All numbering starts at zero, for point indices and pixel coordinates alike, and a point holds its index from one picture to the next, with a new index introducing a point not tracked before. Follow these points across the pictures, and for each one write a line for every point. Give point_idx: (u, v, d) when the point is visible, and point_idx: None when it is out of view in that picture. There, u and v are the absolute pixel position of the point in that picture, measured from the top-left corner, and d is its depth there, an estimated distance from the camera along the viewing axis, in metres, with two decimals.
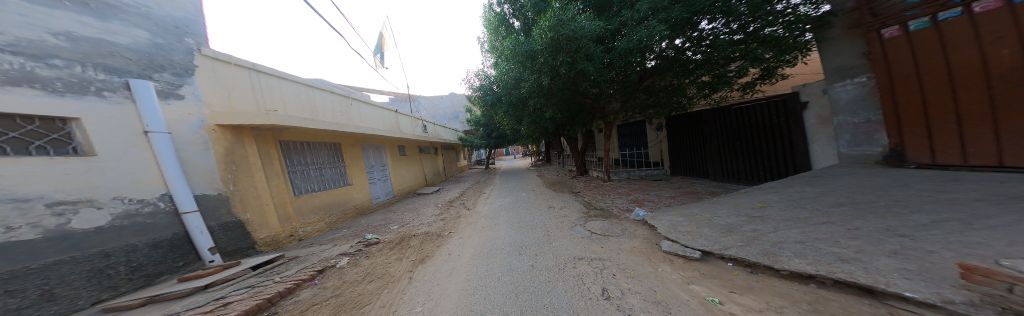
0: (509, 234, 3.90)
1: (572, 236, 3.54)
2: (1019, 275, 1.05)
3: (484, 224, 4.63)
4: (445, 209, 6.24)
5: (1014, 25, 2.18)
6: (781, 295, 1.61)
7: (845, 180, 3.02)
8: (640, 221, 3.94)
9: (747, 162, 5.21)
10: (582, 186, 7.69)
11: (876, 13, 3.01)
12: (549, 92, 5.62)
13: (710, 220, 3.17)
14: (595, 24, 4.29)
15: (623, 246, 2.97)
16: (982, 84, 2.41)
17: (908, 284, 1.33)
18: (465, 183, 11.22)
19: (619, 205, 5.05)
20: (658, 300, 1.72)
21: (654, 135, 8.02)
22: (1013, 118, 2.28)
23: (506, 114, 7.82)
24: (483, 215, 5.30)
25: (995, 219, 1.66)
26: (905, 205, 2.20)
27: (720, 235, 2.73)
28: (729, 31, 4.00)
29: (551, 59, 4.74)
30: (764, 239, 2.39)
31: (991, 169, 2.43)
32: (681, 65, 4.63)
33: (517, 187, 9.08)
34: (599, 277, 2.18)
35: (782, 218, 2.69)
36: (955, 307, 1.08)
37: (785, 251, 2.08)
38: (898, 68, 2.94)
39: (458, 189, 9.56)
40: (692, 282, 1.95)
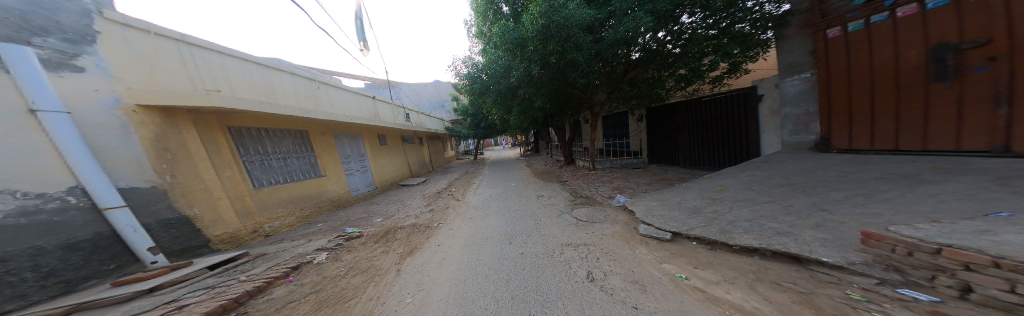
0: (500, 223, 3.93)
1: (560, 224, 3.67)
2: (902, 239, 1.34)
3: (473, 215, 4.59)
4: (432, 200, 6.10)
5: (922, 31, 2.52)
6: (733, 267, 1.86)
7: (785, 165, 3.40)
8: (621, 207, 4.18)
9: (712, 150, 5.68)
10: (569, 176, 7.89)
11: (825, 14, 3.31)
12: (539, 82, 5.50)
13: (680, 203, 3.45)
14: (586, 12, 4.19)
15: (606, 232, 3.13)
16: (892, 81, 2.80)
17: (825, 251, 1.64)
18: (453, 174, 10.96)
19: (603, 192, 5.29)
20: (636, 279, 1.86)
21: (635, 125, 8.21)
22: (910, 110, 2.70)
23: (498, 105, 7.57)
24: (473, 206, 5.29)
25: (887, 193, 2.03)
26: (826, 184, 2.55)
27: (687, 216, 2.96)
28: (706, 26, 4.15)
29: (541, 48, 4.60)
30: (722, 218, 2.65)
31: (889, 153, 2.90)
32: (662, 58, 4.80)
33: (506, 177, 9.08)
34: (584, 261, 2.30)
35: (736, 199, 3.01)
36: (855, 267, 1.45)
37: (737, 229, 2.35)
38: (835, 65, 3.29)
39: (446, 180, 9.36)
40: (664, 261, 2.14)
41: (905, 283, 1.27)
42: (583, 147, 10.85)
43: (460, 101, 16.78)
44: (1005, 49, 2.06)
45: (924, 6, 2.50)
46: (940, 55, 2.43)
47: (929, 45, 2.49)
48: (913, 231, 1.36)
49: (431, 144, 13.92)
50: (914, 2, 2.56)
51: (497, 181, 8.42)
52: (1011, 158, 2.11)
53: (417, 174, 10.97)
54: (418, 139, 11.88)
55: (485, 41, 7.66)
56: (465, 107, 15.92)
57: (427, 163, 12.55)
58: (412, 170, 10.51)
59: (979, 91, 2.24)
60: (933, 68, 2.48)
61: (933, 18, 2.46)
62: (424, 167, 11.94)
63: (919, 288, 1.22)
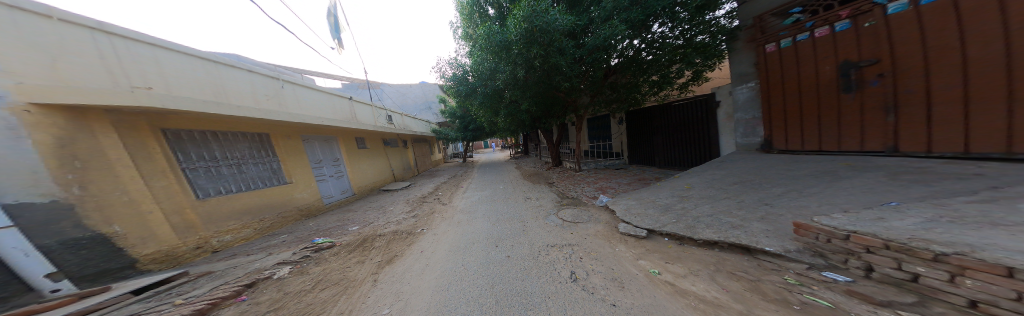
0: (487, 227, 3.85)
1: (547, 225, 3.68)
2: (823, 227, 1.54)
3: (459, 219, 4.45)
4: (415, 205, 5.81)
5: (834, 49, 3.01)
6: (697, 260, 2.02)
7: (739, 164, 3.77)
8: (604, 206, 4.31)
9: (681, 152, 6.13)
10: (556, 177, 8.00)
11: (764, 31, 3.76)
12: (525, 85, 5.56)
13: (654, 201, 3.65)
14: (567, 18, 4.32)
15: (589, 231, 3.20)
16: (814, 91, 3.27)
17: (769, 241, 1.85)
18: (439, 178, 10.61)
19: (588, 193, 5.44)
20: (615, 277, 1.93)
21: (617, 128, 8.58)
22: (828, 116, 3.18)
23: (485, 108, 7.48)
24: (460, 210, 5.12)
25: (813, 187, 2.33)
26: (771, 181, 2.86)
27: (659, 214, 3.14)
28: (674, 35, 4.51)
29: (525, 51, 4.62)
30: (688, 214, 2.85)
31: (816, 153, 3.35)
32: (638, 65, 5.08)
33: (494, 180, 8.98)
34: (568, 261, 2.33)
35: (702, 196, 3.26)
36: (791, 254, 1.67)
37: (700, 224, 2.53)
38: (771, 76, 3.76)
39: (433, 184, 9.00)
40: (641, 258, 2.24)
41: (827, 267, 1.48)
42: (570, 149, 11.09)
43: (447, 103, 16.37)
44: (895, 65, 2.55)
45: (835, 29, 3.00)
46: (848, 69, 2.91)
47: (840, 61, 2.98)
48: (833, 220, 1.58)
49: (417, 146, 13.39)
50: (827, 24, 3.06)
51: (486, 184, 8.30)
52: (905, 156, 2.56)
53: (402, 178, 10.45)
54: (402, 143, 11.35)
55: (471, 43, 7.57)
56: (452, 108, 15.52)
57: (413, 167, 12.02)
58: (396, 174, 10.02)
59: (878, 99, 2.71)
60: (844, 80, 2.96)
61: (840, 38, 2.96)
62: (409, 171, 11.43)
63: (838, 270, 1.43)
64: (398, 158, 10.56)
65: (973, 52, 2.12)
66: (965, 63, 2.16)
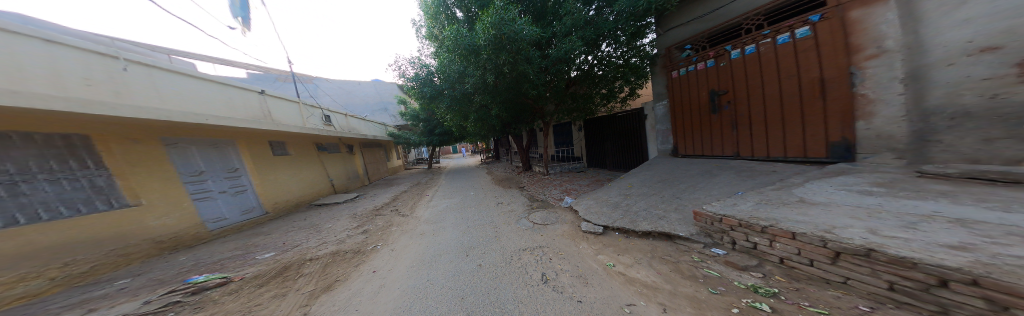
0: (456, 236, 3.44)
1: (518, 229, 3.54)
2: (711, 213, 2.16)
3: (420, 230, 3.95)
4: (366, 220, 5.02)
5: (707, 79, 3.90)
6: (639, 249, 2.37)
7: (664, 164, 4.49)
8: (569, 207, 4.43)
9: (627, 155, 7.02)
10: (525, 181, 8.07)
11: (665, 61, 4.55)
12: (495, 90, 5.54)
13: (604, 199, 4.02)
14: (533, 29, 4.44)
15: (557, 232, 3.25)
16: (696, 110, 4.14)
17: (686, 230, 2.36)
18: (395, 187, 9.55)
19: (554, 195, 5.64)
20: (580, 274, 2.05)
21: (577, 134, 9.15)
22: (705, 130, 4.06)
23: (451, 111, 7.05)
24: (424, 220, 4.51)
25: (712, 184, 3.02)
26: (687, 177, 3.53)
27: (609, 210, 3.47)
28: (617, 54, 4.96)
29: (494, 57, 4.61)
30: (629, 209, 3.28)
31: (700, 157, 4.18)
32: (591, 78, 5.57)
33: (462, 185, 8.49)
34: (539, 263, 2.33)
35: (640, 192, 3.74)
36: (693, 236, 2.27)
37: (638, 217, 2.92)
38: (668, 97, 4.58)
39: (390, 194, 8.03)
40: (599, 253, 2.44)
41: (713, 244, 2.12)
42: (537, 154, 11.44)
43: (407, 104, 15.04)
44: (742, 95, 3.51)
45: (706, 64, 3.90)
46: (715, 95, 3.82)
47: (709, 89, 3.88)
48: (715, 205, 2.26)
49: (367, 151, 11.78)
50: (702, 61, 3.94)
51: (448, 190, 7.73)
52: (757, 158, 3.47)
53: (340, 190, 8.82)
54: (341, 147, 9.61)
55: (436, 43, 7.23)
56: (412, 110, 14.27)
57: (358, 175, 10.33)
58: (332, 185, 8.39)
59: (734, 118, 3.65)
60: (713, 103, 3.87)
61: (709, 73, 3.87)
62: (353, 181, 9.77)
63: (718, 245, 2.08)
64: (336, 165, 8.90)
65: (780, 89, 3.12)
66: (778, 95, 3.15)
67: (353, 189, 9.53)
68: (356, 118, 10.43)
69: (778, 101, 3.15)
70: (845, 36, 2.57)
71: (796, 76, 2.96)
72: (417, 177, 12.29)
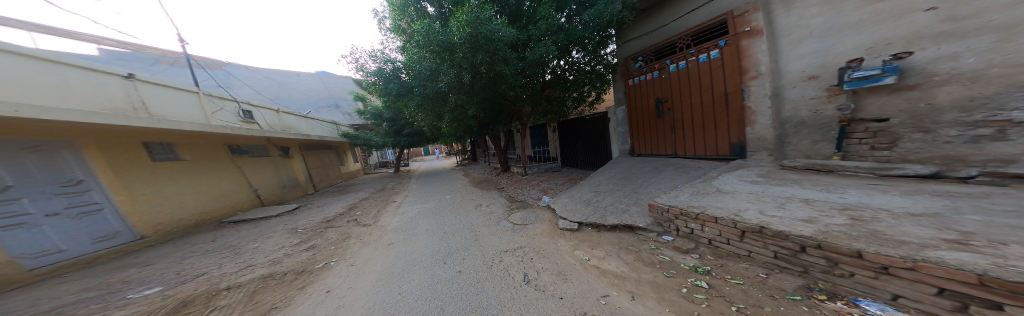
0: (431, 243, 3.26)
1: (498, 231, 3.51)
2: (664, 203, 2.53)
3: (392, 240, 3.63)
4: (314, 234, 4.34)
5: (652, 89, 4.36)
6: (608, 242, 2.60)
7: (625, 160, 4.94)
8: (546, 206, 4.56)
9: (595, 155, 7.53)
10: (505, 182, 8.02)
11: (623, 71, 4.99)
12: (471, 89, 5.41)
13: (577, 196, 4.25)
14: (511, 31, 4.43)
15: (536, 231, 3.31)
16: (644, 115, 4.60)
17: (644, 222, 2.68)
18: (351, 195, 8.57)
19: (533, 195, 5.74)
20: (560, 270, 2.14)
21: (553, 135, 9.53)
22: (651, 132, 4.53)
23: (422, 111, 6.61)
24: (393, 229, 4.18)
25: (666, 178, 3.44)
26: (647, 172, 3.94)
27: (582, 206, 3.67)
28: (586, 61, 5.30)
29: (470, 56, 4.50)
30: (599, 204, 3.53)
31: (648, 156, 4.65)
32: (562, 83, 5.85)
33: (437, 189, 8.10)
34: (521, 264, 2.36)
35: (608, 188, 4.05)
36: (649, 226, 2.62)
37: (607, 212, 3.17)
38: (626, 102, 5.07)
39: (349, 202, 7.23)
40: (576, 248, 2.58)
41: (661, 231, 2.52)
42: (516, 155, 11.51)
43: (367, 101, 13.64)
44: (676, 103, 3.99)
45: (651, 76, 4.35)
46: (657, 102, 4.28)
47: (653, 97, 4.35)
48: (664, 197, 2.68)
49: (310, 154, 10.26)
50: (648, 73, 4.40)
51: (420, 195, 7.23)
52: (689, 158, 3.94)
53: (266, 202, 7.35)
54: (269, 150, 7.97)
55: (405, 38, 6.81)
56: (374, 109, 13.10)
57: (293, 183, 8.78)
58: (253, 196, 6.92)
59: (671, 123, 4.12)
60: (656, 109, 4.33)
61: (653, 83, 4.34)
62: (286, 190, 8.26)
63: (664, 232, 2.50)
64: (261, 172, 7.38)
65: (703, 99, 3.62)
66: (702, 104, 3.64)
67: (286, 200, 8.06)
68: (288, 113, 8.75)
69: (702, 109, 3.64)
70: (738, 61, 3.20)
71: (714, 89, 3.48)
72: (380, 183, 11.24)
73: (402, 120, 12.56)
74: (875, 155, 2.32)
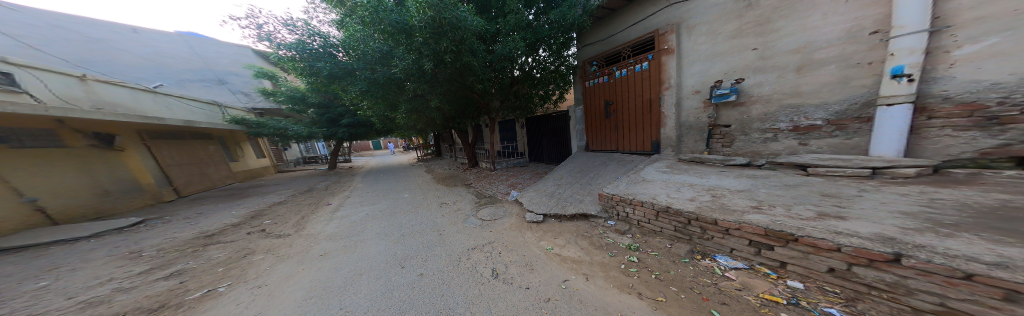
0: (387, 246, 2.96)
1: (465, 228, 3.41)
2: (610, 193, 2.93)
3: (331, 247, 3.02)
4: (180, 256, 2.93)
5: (604, 91, 4.83)
6: (568, 230, 2.85)
7: (583, 155, 5.37)
8: (514, 200, 4.65)
9: (559, 150, 7.98)
10: (473, 178, 7.85)
11: (581, 73, 5.40)
12: (434, 79, 5.06)
13: (542, 189, 4.46)
14: (478, 20, 4.26)
15: (504, 226, 3.34)
16: (597, 114, 5.07)
17: (598, 211, 3.03)
18: (254, 198, 6.54)
19: (501, 190, 5.77)
20: (527, 262, 2.24)
21: (521, 131, 9.73)
22: (602, 129, 5.03)
23: (368, 94, 5.64)
24: (338, 231, 3.66)
25: (617, 171, 3.89)
26: (602, 165, 4.38)
27: (547, 199, 3.87)
28: (552, 61, 5.40)
29: (432, 42, 4.18)
30: (561, 196, 3.79)
31: (599, 151, 5.17)
32: (530, 80, 5.87)
33: (393, 188, 7.24)
34: (488, 259, 2.36)
35: (569, 181, 4.36)
36: (599, 213, 3.00)
37: (568, 203, 3.44)
38: (582, 101, 5.50)
39: (276, 203, 5.95)
40: (541, 239, 2.73)
41: (606, 216, 2.95)
42: (485, 150, 11.29)
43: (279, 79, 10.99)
44: (622, 105, 4.50)
45: (603, 80, 4.80)
46: (607, 104, 4.77)
47: (605, 99, 4.82)
48: (609, 187, 3.11)
49: (172, 146, 7.44)
50: (602, 76, 4.84)
51: (367, 196, 6.22)
52: (630, 153, 4.46)
53: (64, 219, 4.68)
54: (62, 138, 5.08)
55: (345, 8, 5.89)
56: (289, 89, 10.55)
57: (126, 187, 5.90)
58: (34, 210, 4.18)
59: (617, 122, 4.62)
60: (606, 109, 4.81)
61: (605, 86, 4.80)
62: (112, 198, 5.49)
63: (606, 217, 2.95)
64: (48, 172, 4.64)
65: (641, 103, 4.15)
66: (640, 107, 4.18)
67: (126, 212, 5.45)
68: (99, 80, 5.52)
69: (640, 111, 4.17)
70: (660, 72, 3.81)
71: (647, 95, 4.03)
72: (308, 181, 9.19)
73: (337, 106, 10.49)
74: (723, 151, 3.38)
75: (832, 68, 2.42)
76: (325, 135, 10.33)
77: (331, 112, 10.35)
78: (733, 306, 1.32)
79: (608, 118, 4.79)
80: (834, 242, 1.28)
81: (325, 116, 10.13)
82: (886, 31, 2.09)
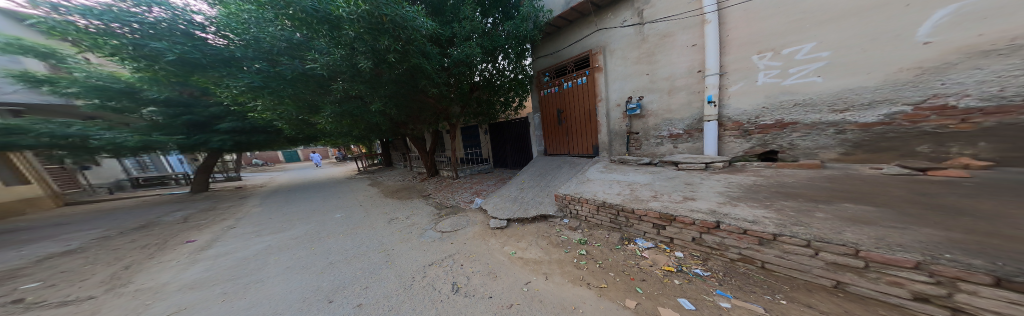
0: (313, 278, 2.42)
1: (422, 244, 3.14)
2: (566, 193, 3.15)
3: (184, 301, 2.12)
4: None
5: (556, 101, 5.31)
6: (530, 232, 2.96)
7: (542, 159, 5.67)
8: (478, 208, 4.52)
9: (521, 155, 8.24)
10: (432, 188, 7.33)
11: (537, 84, 5.81)
12: (377, 80, 4.58)
13: (506, 194, 4.49)
14: (430, 23, 4.08)
15: (467, 236, 3.22)
16: (552, 121, 5.50)
17: (557, 211, 3.24)
18: (81, 240, 4.38)
19: (464, 198, 5.56)
20: (490, 270, 2.20)
21: (484, 137, 9.69)
22: (556, 135, 5.46)
23: (257, 89, 4.69)
24: (235, 268, 2.80)
25: (573, 172, 4.25)
26: (559, 168, 4.72)
27: (511, 203, 3.89)
28: (512, 69, 5.51)
29: (371, 40, 3.77)
30: (524, 200, 3.89)
31: (555, 155, 5.58)
32: (492, 86, 5.86)
33: (315, 209, 5.89)
34: (449, 274, 2.23)
35: (531, 184, 4.52)
36: (556, 213, 3.21)
37: (530, 206, 3.57)
38: (538, 109, 5.89)
39: (122, 242, 4.09)
40: (505, 245, 2.74)
41: (562, 215, 3.19)
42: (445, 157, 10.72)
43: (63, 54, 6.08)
44: (570, 113, 5.01)
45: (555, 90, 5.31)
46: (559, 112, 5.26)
47: (556, 108, 5.32)
48: (563, 188, 3.37)
49: None
50: (553, 87, 5.34)
51: (267, 223, 4.79)
52: (580, 156, 4.94)
53: None
54: None
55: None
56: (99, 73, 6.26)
57: None
58: None
59: (568, 128, 5.10)
60: (558, 117, 5.29)
61: (556, 97, 5.30)
62: None
63: (562, 216, 3.18)
64: None
65: (585, 111, 4.71)
66: (585, 115, 4.71)
67: None
68: None
69: (585, 118, 4.71)
70: (596, 86, 4.43)
71: (588, 104, 4.62)
72: (151, 213, 6.34)
73: (205, 105, 7.27)
74: (635, 153, 4.18)
75: (683, 94, 3.50)
76: (184, 146, 7.13)
77: (195, 114, 7.14)
78: (649, 281, 1.67)
79: (560, 125, 5.27)
80: (689, 218, 1.94)
81: (182, 118, 6.86)
82: (704, 71, 3.24)
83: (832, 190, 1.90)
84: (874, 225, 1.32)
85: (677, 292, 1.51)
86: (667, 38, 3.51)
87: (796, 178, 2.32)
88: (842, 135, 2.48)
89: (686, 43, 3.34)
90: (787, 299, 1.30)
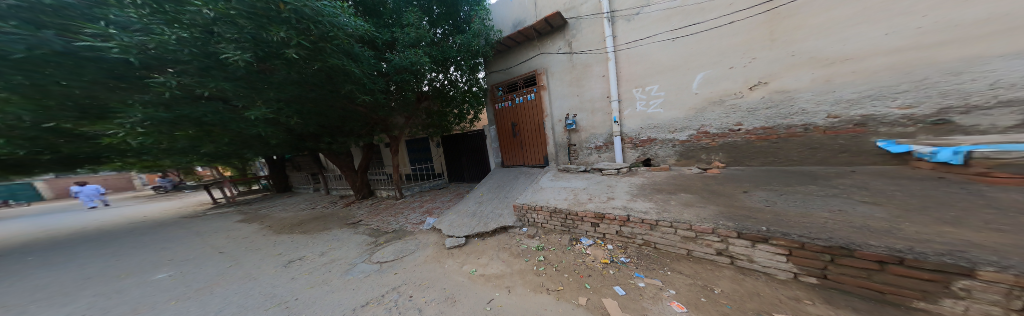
0: None
1: (349, 280, 2.58)
2: (524, 203, 3.24)
3: None
4: None
5: (507, 115, 5.62)
6: (491, 246, 2.89)
7: (500, 170, 5.72)
8: (431, 229, 4.08)
9: (478, 168, 8.10)
10: (365, 214, 6.17)
11: (491, 98, 6.01)
12: (272, 83, 3.37)
13: (463, 210, 4.26)
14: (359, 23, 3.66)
15: (416, 261, 2.86)
16: (507, 133, 5.70)
17: (515, 222, 3.28)
18: None
19: (412, 219, 4.98)
20: (449, 296, 1.99)
21: (436, 151, 9.14)
22: (512, 146, 5.66)
23: None
24: None
25: (529, 181, 4.43)
26: (516, 179, 4.85)
27: (470, 220, 3.67)
28: (465, 81, 5.48)
29: (260, 29, 2.77)
30: (483, 214, 3.77)
31: (512, 165, 5.75)
32: (444, 96, 5.65)
33: (154, 259, 3.93)
34: (394, 309, 1.89)
35: (490, 197, 4.46)
36: (514, 224, 3.24)
37: (488, 219, 3.51)
38: (493, 122, 6.02)
39: None
40: (464, 264, 2.57)
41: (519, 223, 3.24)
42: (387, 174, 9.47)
43: None
44: (523, 125, 5.33)
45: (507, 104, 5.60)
46: (513, 125, 5.54)
47: (509, 121, 5.60)
48: (520, 198, 3.47)
49: None
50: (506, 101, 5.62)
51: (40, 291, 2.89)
52: (535, 165, 5.22)
53: None
54: None
55: None
56: None
57: None
58: None
59: (522, 139, 5.37)
60: (512, 129, 5.55)
61: (508, 111, 5.61)
62: None
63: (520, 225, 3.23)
64: None
65: (534, 124, 5.09)
66: (535, 127, 5.08)
67: None
68: None
69: (535, 130, 5.08)
70: (540, 101, 4.91)
71: (535, 117, 5.04)
72: None
73: None
74: (574, 162, 4.74)
75: (601, 115, 4.26)
76: None
77: None
78: (593, 275, 1.88)
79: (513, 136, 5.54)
80: (612, 214, 2.37)
81: None
82: (609, 97, 4.10)
83: (667, 185, 2.87)
84: (694, 206, 2.18)
85: (612, 281, 1.74)
86: (585, 68, 4.29)
87: (671, 176, 3.26)
88: (674, 146, 3.71)
89: (600, 73, 4.13)
90: (670, 270, 1.79)
